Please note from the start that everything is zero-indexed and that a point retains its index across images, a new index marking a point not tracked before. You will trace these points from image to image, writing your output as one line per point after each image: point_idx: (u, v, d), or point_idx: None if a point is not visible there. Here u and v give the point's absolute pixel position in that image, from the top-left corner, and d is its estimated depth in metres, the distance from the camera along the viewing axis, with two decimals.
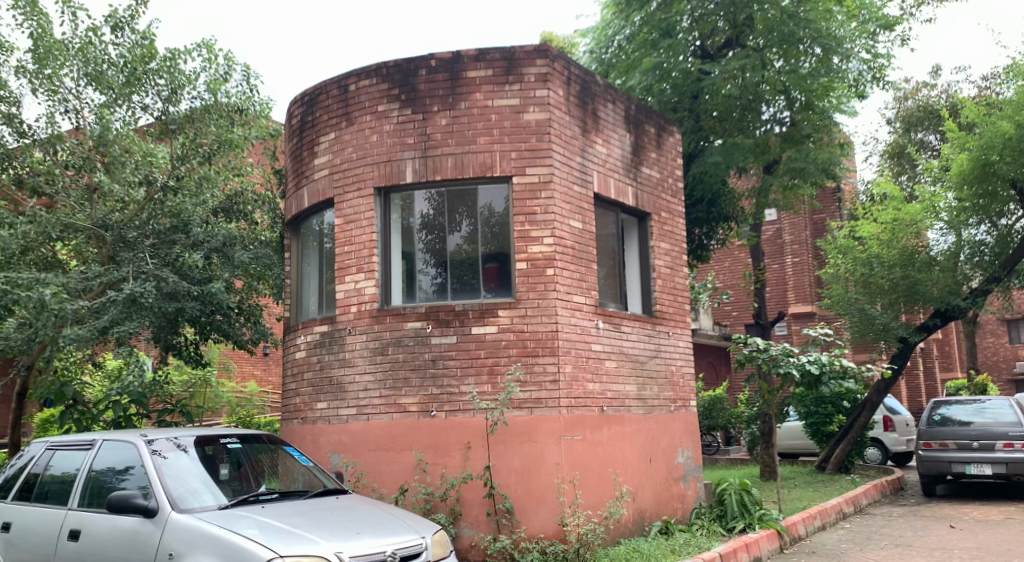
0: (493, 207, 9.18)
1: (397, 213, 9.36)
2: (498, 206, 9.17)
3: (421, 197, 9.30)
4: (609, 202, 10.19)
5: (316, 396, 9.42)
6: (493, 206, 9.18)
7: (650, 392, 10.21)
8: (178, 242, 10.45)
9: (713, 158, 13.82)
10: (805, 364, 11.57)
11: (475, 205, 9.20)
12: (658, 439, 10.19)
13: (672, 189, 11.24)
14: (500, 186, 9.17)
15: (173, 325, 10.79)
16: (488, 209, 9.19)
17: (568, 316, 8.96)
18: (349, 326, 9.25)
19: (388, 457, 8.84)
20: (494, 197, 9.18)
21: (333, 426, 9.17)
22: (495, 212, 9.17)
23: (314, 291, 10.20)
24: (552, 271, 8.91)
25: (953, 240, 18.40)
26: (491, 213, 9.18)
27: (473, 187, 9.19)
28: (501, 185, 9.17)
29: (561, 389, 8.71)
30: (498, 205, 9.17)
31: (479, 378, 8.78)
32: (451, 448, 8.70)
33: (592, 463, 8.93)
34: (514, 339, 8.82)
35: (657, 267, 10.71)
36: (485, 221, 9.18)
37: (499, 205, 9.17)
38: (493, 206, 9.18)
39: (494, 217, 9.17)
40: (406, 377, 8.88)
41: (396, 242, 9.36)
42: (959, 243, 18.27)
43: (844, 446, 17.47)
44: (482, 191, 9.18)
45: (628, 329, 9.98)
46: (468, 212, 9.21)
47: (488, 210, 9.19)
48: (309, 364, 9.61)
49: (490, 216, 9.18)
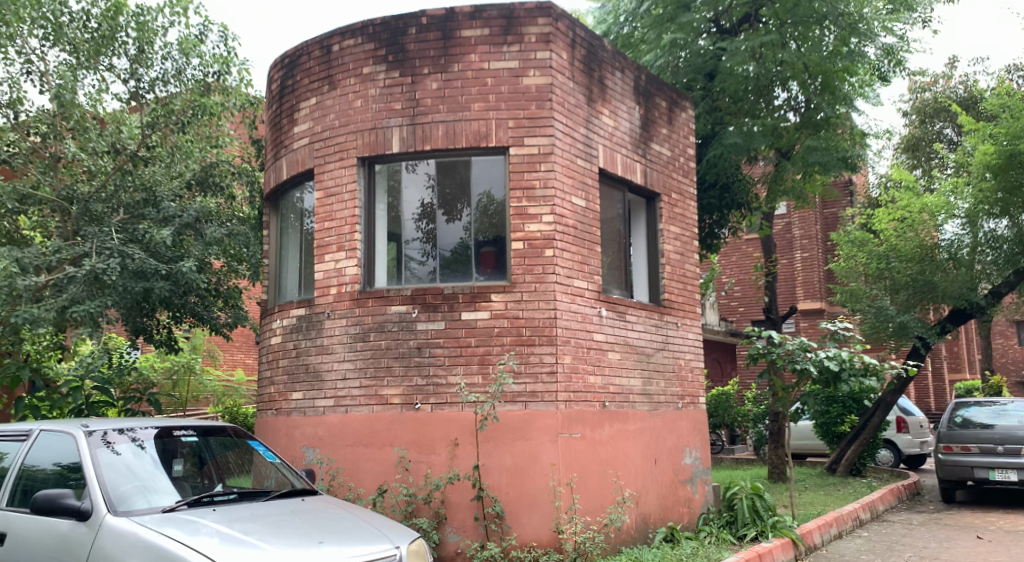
0: (489, 184, 8.37)
1: (384, 187, 8.55)
2: (494, 185, 8.35)
3: (410, 172, 8.50)
4: (614, 180, 9.36)
5: (292, 385, 8.61)
6: (489, 185, 8.37)
7: (656, 387, 9.39)
8: (146, 216, 9.61)
9: (727, 140, 12.96)
10: (823, 360, 10.78)
11: (470, 182, 8.40)
12: (664, 438, 9.37)
13: (683, 168, 10.42)
14: (497, 161, 8.35)
15: (142, 307, 10.04)
16: (484, 187, 8.38)
17: (567, 302, 8.15)
18: (328, 309, 8.44)
19: (367, 454, 8.03)
20: (490, 173, 8.37)
21: (308, 418, 8.37)
22: (492, 191, 8.36)
23: (293, 271, 9.39)
24: (551, 252, 8.09)
25: (970, 235, 17.36)
26: (487, 192, 8.37)
27: (468, 162, 8.39)
28: (497, 159, 8.35)
29: (559, 382, 7.91)
30: (495, 182, 8.36)
31: (469, 368, 7.97)
32: (437, 446, 7.90)
33: (592, 464, 8.12)
34: (507, 326, 8.00)
35: (666, 252, 9.89)
36: (480, 201, 8.38)
37: (496, 183, 8.36)
38: (490, 185, 8.37)
39: (490, 197, 8.36)
40: (389, 365, 8.07)
41: (381, 219, 8.56)
42: (974, 238, 17.24)
43: (855, 448, 16.69)
44: (477, 166, 8.39)
45: (633, 318, 9.16)
46: (462, 191, 8.41)
47: (484, 188, 8.38)
48: (284, 350, 8.80)
49: (486, 196, 8.37)
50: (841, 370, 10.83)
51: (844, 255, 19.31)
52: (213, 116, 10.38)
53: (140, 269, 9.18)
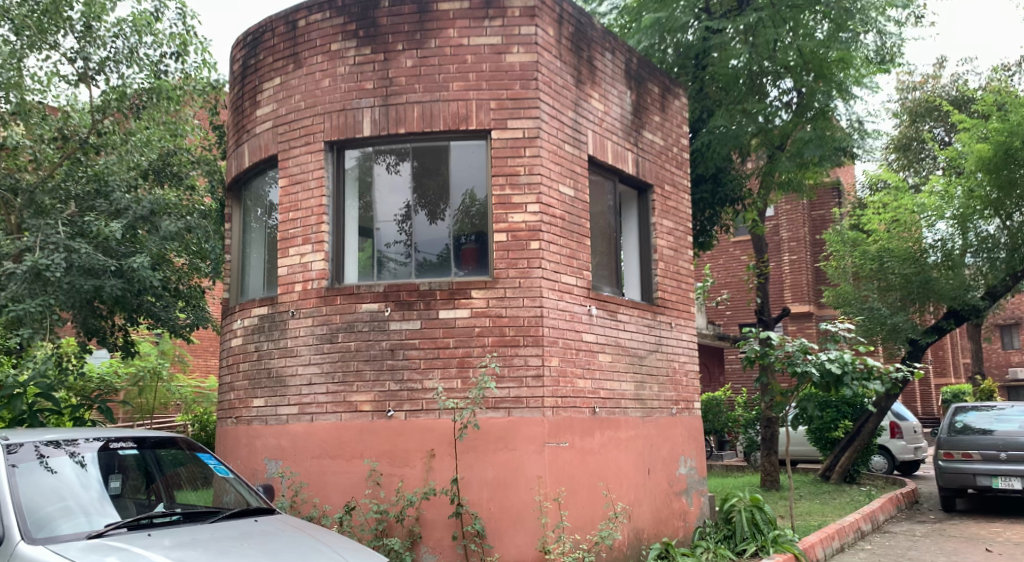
0: (470, 177, 7.68)
1: (355, 176, 7.85)
2: (476, 179, 7.67)
3: (383, 158, 7.80)
4: (605, 170, 8.71)
5: (253, 391, 7.89)
6: (469, 179, 7.68)
7: (650, 392, 8.73)
8: (97, 208, 8.84)
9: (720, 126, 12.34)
10: (825, 363, 10.16)
11: (448, 174, 7.71)
12: (657, 447, 8.71)
13: (677, 159, 9.78)
14: (479, 151, 7.67)
15: (94, 307, 9.32)
16: (463, 180, 7.69)
17: (554, 299, 7.48)
18: (293, 308, 7.72)
19: (335, 467, 7.32)
20: (471, 165, 7.68)
21: (271, 428, 7.66)
22: (472, 185, 7.67)
23: (257, 267, 8.67)
24: (537, 244, 7.41)
25: (960, 235, 16.84)
26: (467, 186, 7.69)
27: (446, 151, 7.70)
28: (479, 148, 7.67)
29: (546, 387, 7.22)
30: (476, 174, 7.68)
31: (446, 372, 7.27)
32: (411, 457, 7.19)
33: (582, 476, 7.44)
34: (489, 325, 7.32)
35: (659, 248, 9.24)
36: (459, 196, 7.70)
37: (477, 177, 7.68)
38: (471, 181, 7.68)
39: (471, 193, 7.67)
40: (358, 369, 7.36)
41: (352, 211, 7.86)
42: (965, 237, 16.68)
43: (850, 455, 16.11)
44: (457, 156, 7.70)
45: (625, 317, 8.51)
46: (440, 183, 7.72)
47: (464, 182, 7.69)
48: (245, 353, 8.08)
49: (466, 191, 7.69)
50: (843, 374, 10.20)
51: (837, 254, 19.01)
52: (170, 101, 9.59)
53: (88, 265, 8.40)
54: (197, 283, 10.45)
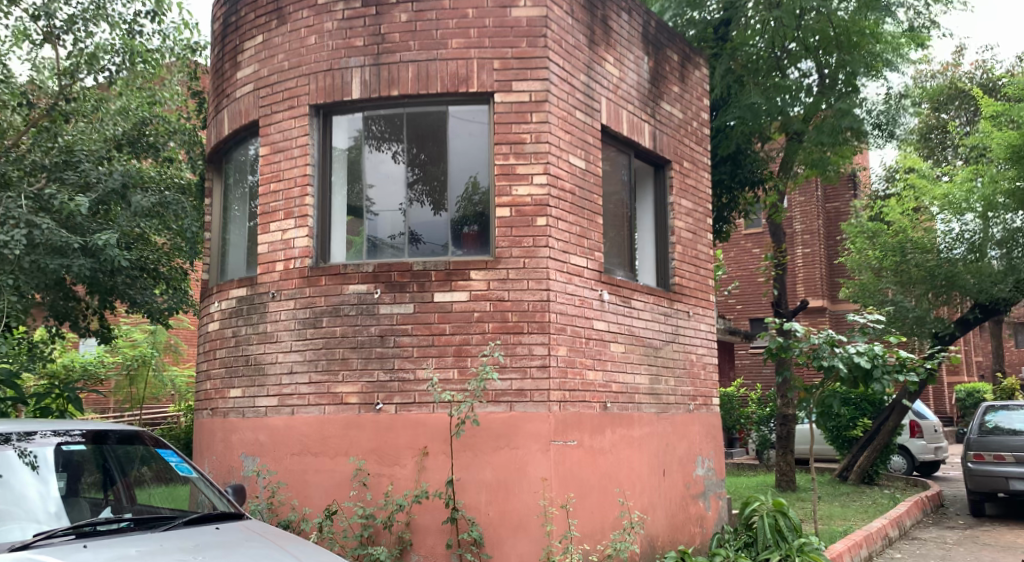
0: (471, 161, 6.94)
1: (344, 153, 7.11)
2: (479, 163, 6.93)
3: (375, 131, 7.05)
4: (618, 142, 7.92)
5: (230, 380, 7.18)
6: (472, 163, 6.94)
7: (665, 387, 7.99)
8: (64, 179, 8.19)
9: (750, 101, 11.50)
10: (852, 356, 9.20)
11: (446, 152, 6.97)
12: (673, 446, 7.97)
13: (696, 135, 9.04)
14: (483, 133, 6.93)
15: (63, 286, 8.60)
16: (463, 160, 6.95)
17: (562, 283, 6.74)
18: (274, 289, 6.99)
19: (317, 466, 6.60)
20: (471, 145, 6.94)
21: (248, 421, 6.94)
22: (475, 170, 6.93)
23: (237, 244, 7.93)
24: (544, 220, 6.66)
25: (978, 224, 15.95)
26: (467, 168, 6.95)
27: (445, 126, 6.96)
28: (482, 129, 6.93)
29: (552, 379, 6.49)
30: (478, 158, 6.94)
31: (442, 360, 6.53)
32: (402, 456, 6.46)
33: (592, 478, 6.72)
34: (490, 310, 6.57)
35: (676, 229, 8.48)
36: (459, 178, 6.95)
37: (480, 160, 6.93)
38: (473, 166, 6.94)
39: (472, 179, 6.93)
40: (344, 357, 6.63)
41: (339, 189, 7.12)
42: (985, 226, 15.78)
43: (868, 455, 15.33)
44: (457, 133, 6.95)
45: (640, 304, 7.76)
46: (439, 162, 6.99)
47: (464, 162, 6.95)
48: (222, 339, 7.36)
49: (466, 174, 6.95)
50: (873, 368, 9.22)
51: (857, 245, 18.25)
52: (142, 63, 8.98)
53: (51, 242, 7.69)
54: (178, 265, 9.73)
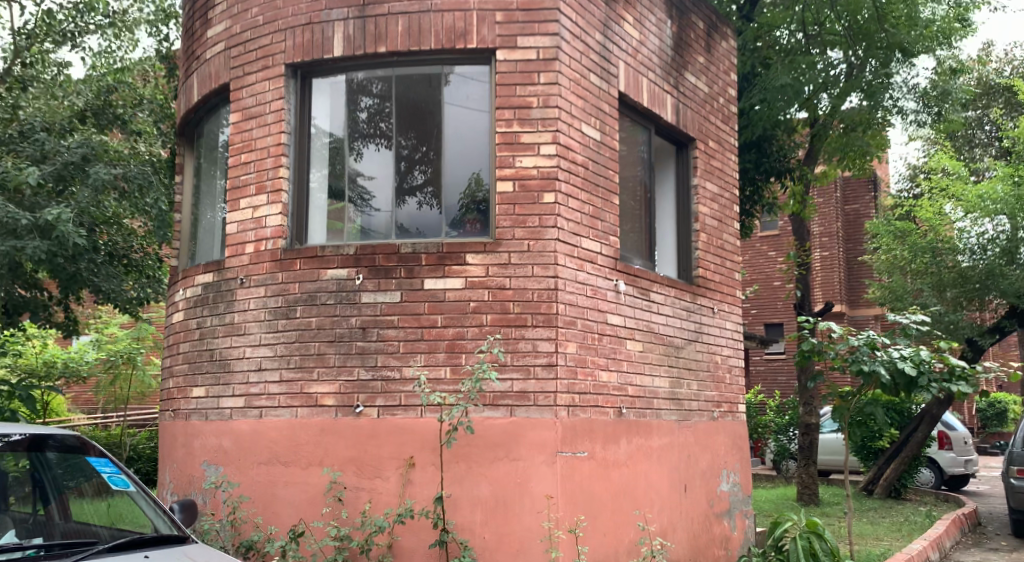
0: (469, 150, 6.04)
1: (324, 134, 6.26)
2: (480, 156, 6.01)
3: (358, 108, 6.20)
4: (637, 115, 7.03)
5: (192, 378, 6.31)
6: (473, 158, 6.03)
7: (687, 392, 7.08)
8: (20, 151, 7.78)
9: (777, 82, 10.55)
10: (895, 361, 8.18)
11: (441, 134, 6.09)
12: (696, 459, 7.06)
13: (722, 112, 8.16)
14: (484, 124, 6.03)
15: (17, 274, 7.76)
16: (461, 145, 6.05)
17: (573, 271, 5.86)
18: (243, 274, 6.13)
19: (288, 478, 5.72)
20: (471, 131, 6.05)
21: (211, 425, 6.08)
22: (476, 165, 6.02)
23: (210, 229, 7.06)
24: (553, 197, 5.77)
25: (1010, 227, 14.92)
26: (465, 154, 6.04)
27: (438, 104, 6.09)
28: (484, 121, 6.03)
29: (560, 381, 5.59)
30: (479, 151, 6.03)
31: (432, 358, 5.64)
32: (385, 468, 5.58)
33: (604, 494, 5.83)
34: (488, 300, 5.68)
35: (701, 216, 7.57)
36: (455, 166, 6.04)
37: (481, 153, 6.02)
38: (475, 160, 6.02)
39: (471, 174, 6.02)
40: (319, 352, 5.75)
41: (320, 176, 6.24)
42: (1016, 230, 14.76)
43: (896, 467, 14.35)
44: (453, 114, 6.08)
45: (659, 297, 6.86)
46: (432, 146, 6.09)
47: (461, 146, 6.05)
48: (186, 332, 6.49)
49: (465, 162, 6.03)
50: (918, 375, 8.20)
51: (886, 246, 17.36)
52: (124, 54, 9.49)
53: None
54: (147, 252, 9.01)
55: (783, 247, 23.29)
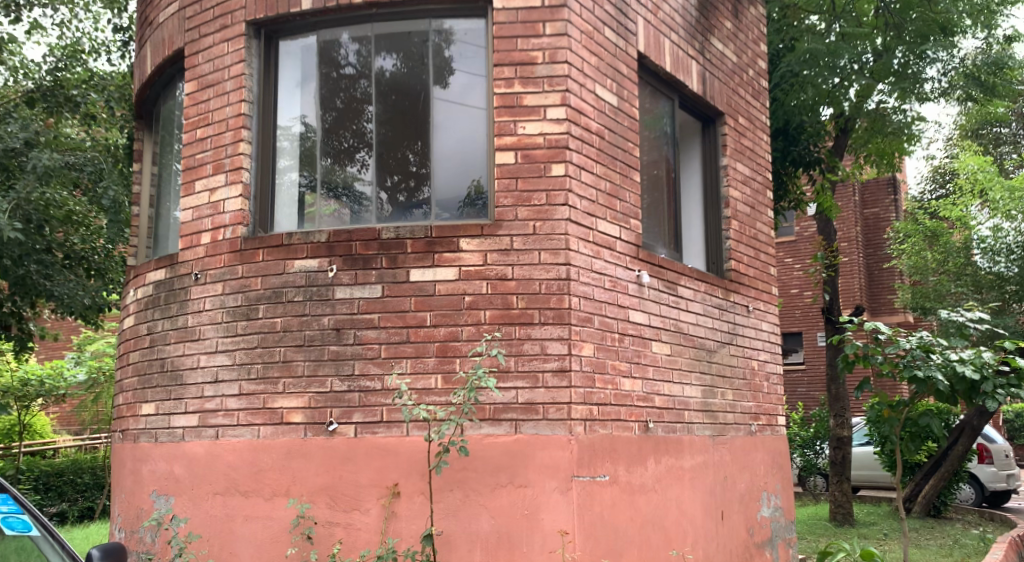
0: (461, 125, 5.10)
1: (292, 123, 5.31)
2: (476, 141, 5.07)
3: (332, 94, 5.26)
4: (658, 82, 6.10)
5: (141, 393, 5.37)
6: (467, 138, 5.09)
7: (721, 403, 6.10)
8: None
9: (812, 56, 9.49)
10: (954, 365, 7.07)
11: (428, 113, 5.15)
12: (732, 479, 6.06)
13: (752, 86, 7.21)
14: (480, 104, 5.09)
15: None
16: (452, 125, 5.11)
17: (587, 258, 4.89)
18: (197, 269, 5.20)
19: (248, 511, 4.76)
20: (464, 121, 5.11)
21: (159, 448, 5.13)
22: (472, 152, 5.07)
23: (165, 222, 6.17)
24: (563, 169, 4.82)
25: None
26: (458, 136, 5.10)
27: (426, 90, 5.16)
28: (481, 118, 5.09)
29: (574, 390, 4.62)
30: (475, 136, 5.08)
31: (420, 364, 4.67)
32: (364, 499, 4.62)
33: (629, 525, 4.85)
34: (486, 293, 4.73)
35: (732, 200, 6.61)
36: (445, 145, 5.10)
37: (477, 139, 5.07)
38: (471, 143, 5.08)
39: (465, 171, 5.07)
40: (286, 359, 4.80)
41: (287, 173, 5.28)
42: None
43: (935, 484, 13.22)
44: (443, 102, 5.14)
45: (688, 292, 5.88)
46: (417, 127, 5.15)
47: (453, 131, 5.11)
48: (135, 339, 5.56)
49: (457, 137, 5.10)
50: (981, 381, 7.09)
51: (913, 245, 16.21)
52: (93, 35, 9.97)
53: None
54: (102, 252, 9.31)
55: (801, 253, 22.12)
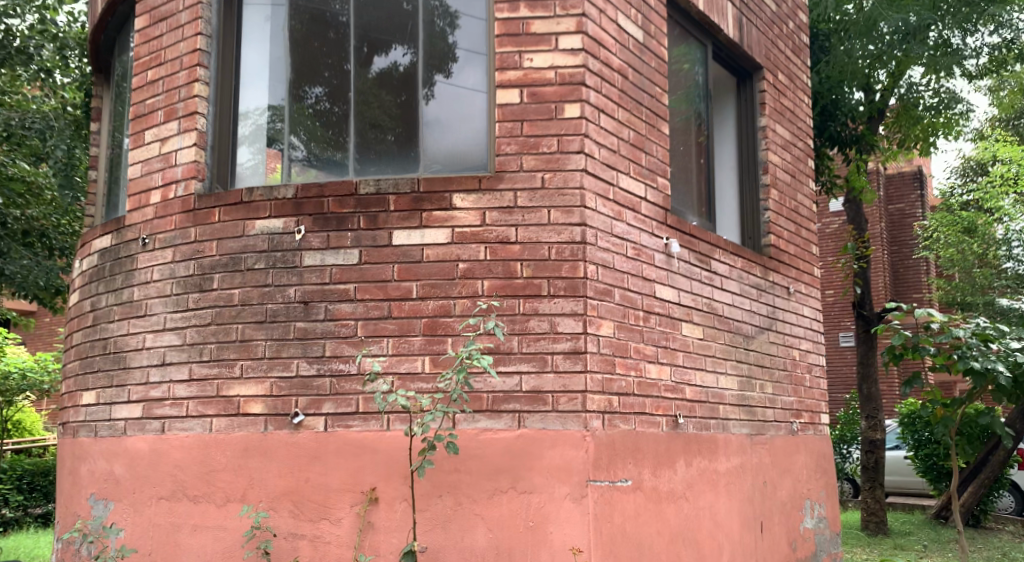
0: (460, 86, 4.25)
1: (259, 90, 4.48)
2: (475, 100, 4.22)
3: (307, 62, 4.42)
4: (689, 24, 5.30)
5: (83, 379, 4.59)
6: (467, 100, 4.23)
7: (760, 397, 5.25)
8: None
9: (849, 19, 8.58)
10: (1018, 354, 5.91)
11: (421, 71, 4.30)
12: (772, 485, 5.22)
13: (793, 41, 6.37)
14: (482, 61, 4.24)
15: None
16: (450, 85, 4.26)
17: (605, 220, 4.06)
18: (146, 234, 4.41)
19: (197, 519, 3.96)
20: (465, 80, 4.25)
21: (98, 442, 4.35)
22: (470, 113, 4.21)
23: (118, 182, 5.38)
24: (577, 110, 4.00)
25: None
26: (455, 98, 4.25)
27: (419, 47, 4.32)
28: (482, 103, 4.21)
29: (590, 376, 3.79)
30: (474, 95, 4.23)
31: (403, 346, 3.86)
32: (334, 506, 3.81)
33: (656, 540, 4.03)
34: (485, 259, 3.91)
35: (771, 164, 5.76)
36: (440, 106, 4.26)
37: (476, 99, 4.22)
38: (471, 104, 4.22)
39: (464, 136, 4.20)
40: (245, 339, 4.00)
41: (249, 140, 4.46)
42: None
43: (975, 490, 12.22)
44: (442, 87, 4.28)
45: (723, 267, 5.04)
46: (407, 86, 4.30)
47: (451, 92, 4.26)
48: (79, 317, 4.78)
49: (455, 98, 4.25)
50: None
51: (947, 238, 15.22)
52: None
53: None
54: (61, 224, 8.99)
55: (822, 250, 21.07)
